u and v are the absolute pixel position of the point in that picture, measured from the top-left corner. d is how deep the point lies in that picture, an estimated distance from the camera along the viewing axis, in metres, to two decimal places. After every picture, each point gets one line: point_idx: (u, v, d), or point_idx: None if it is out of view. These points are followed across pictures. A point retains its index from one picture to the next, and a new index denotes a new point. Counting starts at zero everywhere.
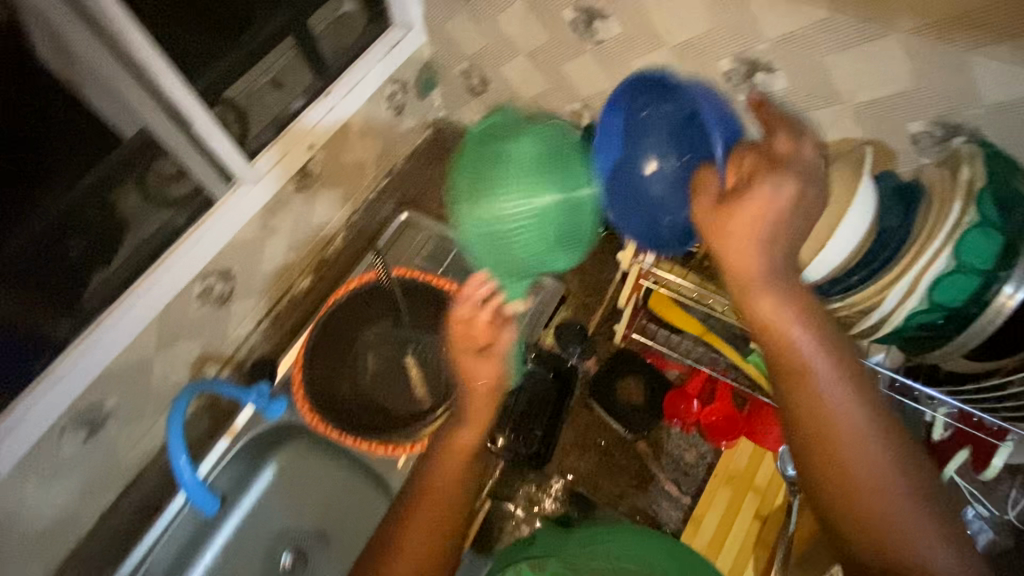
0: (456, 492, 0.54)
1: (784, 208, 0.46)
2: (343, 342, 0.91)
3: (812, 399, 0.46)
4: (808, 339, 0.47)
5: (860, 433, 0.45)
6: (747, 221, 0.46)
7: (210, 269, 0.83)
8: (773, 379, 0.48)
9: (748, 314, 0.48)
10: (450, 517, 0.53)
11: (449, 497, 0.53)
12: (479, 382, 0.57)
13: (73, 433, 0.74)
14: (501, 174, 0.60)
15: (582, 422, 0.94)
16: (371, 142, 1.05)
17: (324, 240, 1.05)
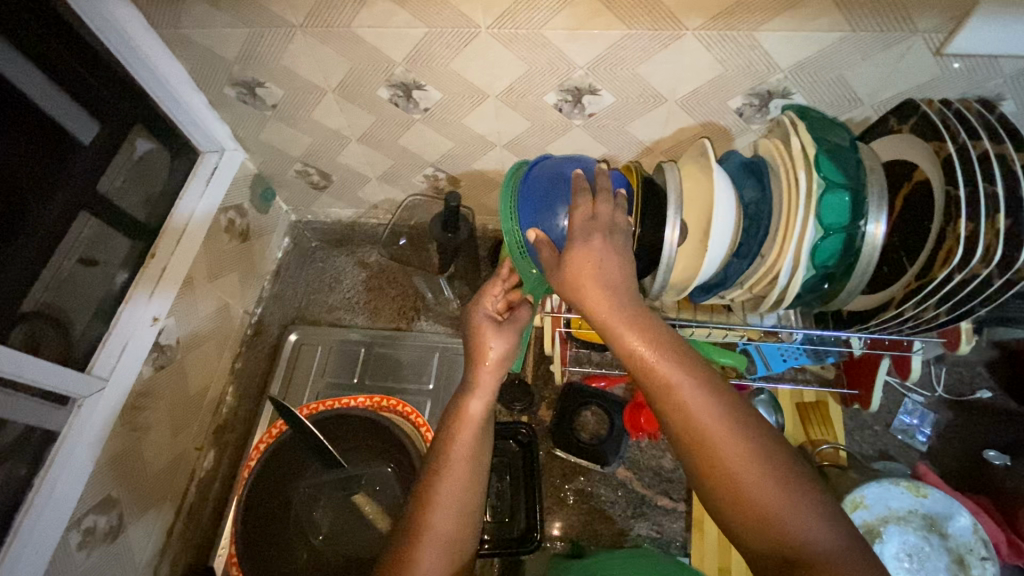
0: (452, 531, 0.54)
1: (613, 264, 0.53)
2: (277, 504, 0.80)
3: (725, 458, 0.45)
4: (694, 386, 0.47)
5: (744, 452, 0.45)
6: (591, 278, 0.52)
7: (81, 509, 0.68)
8: (684, 451, 0.48)
9: (646, 379, 0.49)
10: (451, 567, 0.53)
11: (454, 530, 0.54)
12: (491, 353, 0.64)
13: None
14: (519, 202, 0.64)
15: (555, 472, 0.90)
16: (225, 279, 0.94)
17: (213, 403, 0.93)
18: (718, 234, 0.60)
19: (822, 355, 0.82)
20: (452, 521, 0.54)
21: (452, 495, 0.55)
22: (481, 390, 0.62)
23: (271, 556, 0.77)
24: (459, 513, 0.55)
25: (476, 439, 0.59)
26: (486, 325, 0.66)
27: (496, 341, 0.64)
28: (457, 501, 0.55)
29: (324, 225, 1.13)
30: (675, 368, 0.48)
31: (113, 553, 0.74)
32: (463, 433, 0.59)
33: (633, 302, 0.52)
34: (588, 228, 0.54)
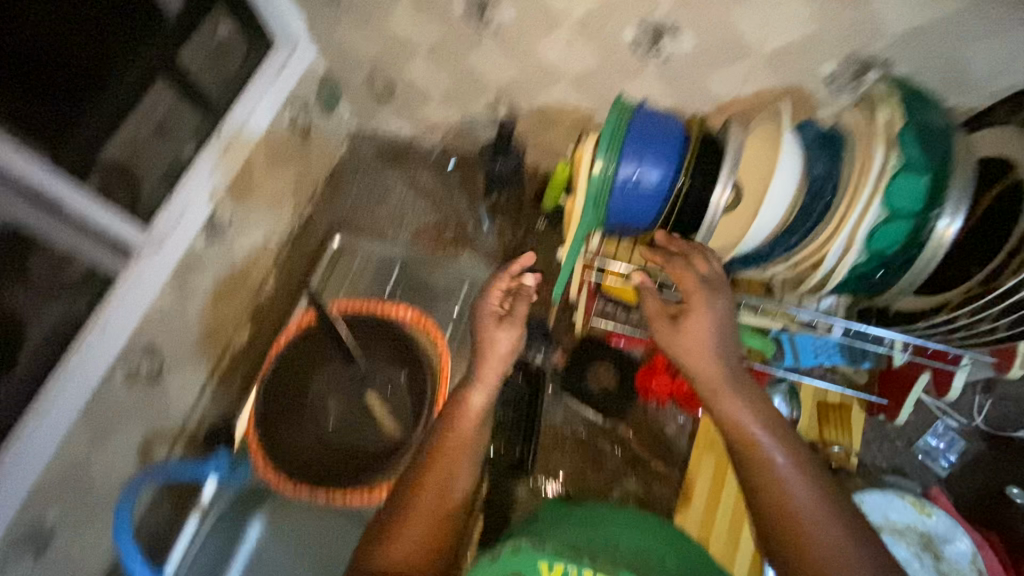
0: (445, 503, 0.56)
1: (721, 329, 0.59)
2: (295, 389, 0.85)
3: (821, 550, 0.45)
4: (786, 469, 0.49)
5: (840, 548, 0.45)
6: (696, 337, 0.58)
7: (130, 348, 0.75)
8: (770, 537, 0.48)
9: (739, 445, 0.52)
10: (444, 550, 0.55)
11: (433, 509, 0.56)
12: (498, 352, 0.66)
13: (17, 559, 0.67)
14: (621, 150, 0.61)
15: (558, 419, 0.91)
16: (282, 171, 0.98)
17: (255, 285, 0.99)
18: (772, 202, 0.57)
19: (857, 358, 0.81)
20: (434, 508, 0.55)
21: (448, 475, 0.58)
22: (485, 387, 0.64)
23: (286, 432, 0.83)
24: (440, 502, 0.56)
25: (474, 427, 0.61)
26: (497, 329, 0.68)
27: (506, 339, 0.68)
28: (443, 485, 0.57)
29: (382, 138, 1.13)
30: (778, 445, 0.51)
31: (153, 394, 0.82)
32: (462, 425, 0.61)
33: (736, 373, 0.56)
34: (707, 290, 0.60)
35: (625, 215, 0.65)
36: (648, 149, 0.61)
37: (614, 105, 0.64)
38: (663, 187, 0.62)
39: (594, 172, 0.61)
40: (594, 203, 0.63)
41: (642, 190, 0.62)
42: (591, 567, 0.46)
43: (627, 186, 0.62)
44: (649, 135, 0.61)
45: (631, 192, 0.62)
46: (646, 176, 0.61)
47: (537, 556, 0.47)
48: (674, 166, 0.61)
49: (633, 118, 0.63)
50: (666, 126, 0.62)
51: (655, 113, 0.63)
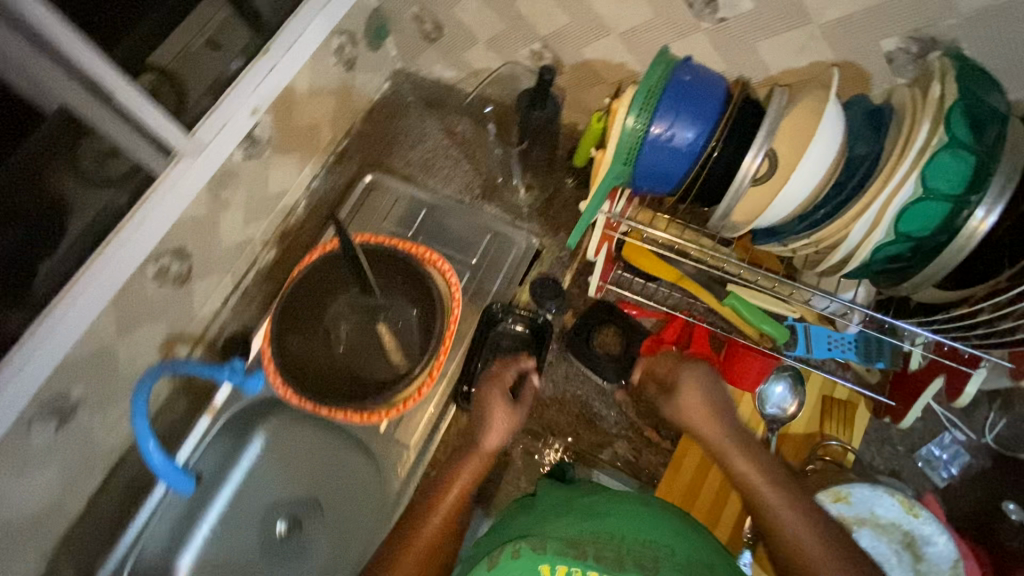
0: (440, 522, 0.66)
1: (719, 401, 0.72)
2: (311, 311, 0.89)
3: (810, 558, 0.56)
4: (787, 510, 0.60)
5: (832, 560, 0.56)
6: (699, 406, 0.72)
7: (162, 248, 0.79)
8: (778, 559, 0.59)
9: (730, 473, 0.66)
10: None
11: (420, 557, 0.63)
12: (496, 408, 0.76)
13: (43, 423, 0.73)
14: (655, 106, 0.59)
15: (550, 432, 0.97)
16: (323, 101, 0.99)
17: (285, 210, 1.02)
18: (802, 171, 0.57)
19: (872, 357, 0.79)
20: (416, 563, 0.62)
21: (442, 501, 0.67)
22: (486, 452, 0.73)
23: (300, 349, 0.87)
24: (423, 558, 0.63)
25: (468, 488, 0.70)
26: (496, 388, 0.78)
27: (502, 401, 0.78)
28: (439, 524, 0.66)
29: (424, 81, 1.13)
30: (755, 468, 0.65)
31: (179, 296, 0.86)
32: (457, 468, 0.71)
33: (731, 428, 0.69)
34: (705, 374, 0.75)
35: (652, 176, 0.63)
36: (685, 106, 0.59)
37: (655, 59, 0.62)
38: (694, 149, 0.60)
39: (625, 128, 0.60)
40: (622, 158, 0.62)
41: (674, 150, 0.60)
42: (590, 569, 0.53)
43: (658, 144, 0.60)
44: (687, 92, 0.59)
45: (662, 152, 0.61)
46: (679, 135, 0.59)
47: (537, 560, 0.53)
48: (708, 127, 0.59)
49: (674, 73, 0.61)
50: (707, 83, 0.60)
51: (697, 70, 0.61)
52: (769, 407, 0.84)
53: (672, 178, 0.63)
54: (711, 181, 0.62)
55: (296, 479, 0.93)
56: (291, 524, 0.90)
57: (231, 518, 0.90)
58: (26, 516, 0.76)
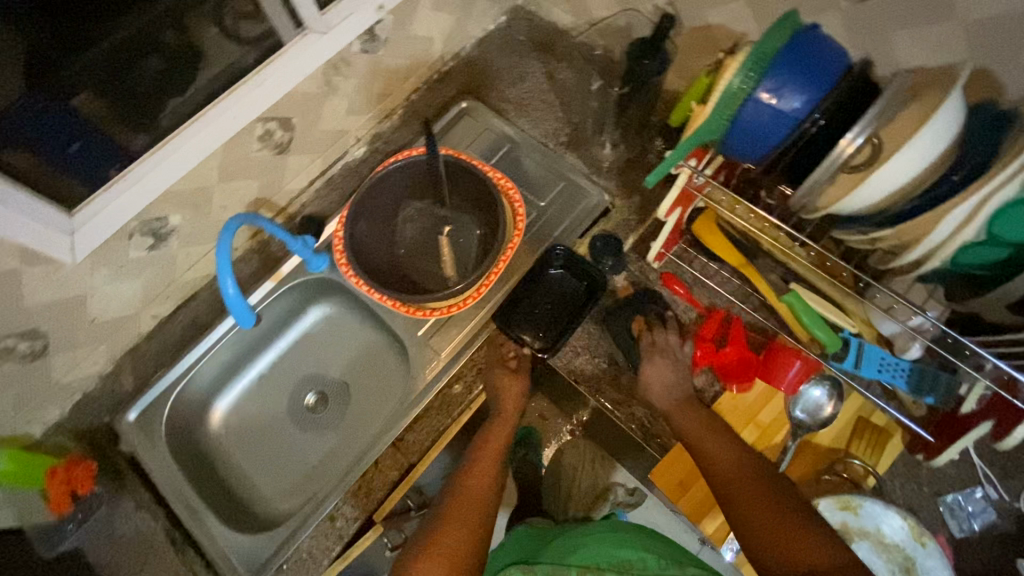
0: (485, 481, 0.82)
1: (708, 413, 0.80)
2: (387, 208, 0.95)
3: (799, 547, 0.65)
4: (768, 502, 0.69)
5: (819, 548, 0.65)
6: (683, 411, 0.81)
7: (271, 114, 0.86)
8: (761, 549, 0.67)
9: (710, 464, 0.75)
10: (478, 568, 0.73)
11: (466, 519, 0.76)
12: (506, 388, 0.91)
13: (141, 239, 0.82)
14: (766, 68, 0.59)
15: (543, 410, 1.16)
16: (444, 17, 1.03)
17: (383, 114, 1.07)
18: (904, 159, 0.56)
19: (922, 390, 0.76)
20: (465, 523, 0.76)
21: (483, 471, 0.83)
22: (504, 423, 0.89)
23: (371, 239, 0.94)
24: (471, 521, 0.76)
25: (495, 462, 0.85)
26: (504, 376, 0.91)
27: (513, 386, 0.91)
28: (486, 481, 0.82)
29: (540, 24, 1.14)
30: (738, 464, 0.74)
31: (276, 164, 0.93)
32: (486, 448, 0.87)
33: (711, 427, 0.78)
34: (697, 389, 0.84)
35: (748, 138, 0.63)
36: (798, 73, 0.58)
37: (780, 18, 0.60)
38: (795, 118, 0.60)
39: (730, 85, 0.60)
40: (719, 115, 0.61)
41: (777, 114, 0.60)
42: None
43: (760, 107, 0.60)
44: (804, 59, 0.58)
45: (759, 116, 0.60)
46: (786, 100, 0.59)
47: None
48: (814, 100, 0.59)
49: (794, 37, 0.59)
50: (830, 52, 0.59)
51: (822, 37, 0.59)
52: (798, 412, 0.84)
53: (763, 145, 0.63)
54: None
55: (332, 360, 1.04)
56: (320, 398, 1.02)
57: (271, 381, 1.03)
58: (109, 315, 0.87)
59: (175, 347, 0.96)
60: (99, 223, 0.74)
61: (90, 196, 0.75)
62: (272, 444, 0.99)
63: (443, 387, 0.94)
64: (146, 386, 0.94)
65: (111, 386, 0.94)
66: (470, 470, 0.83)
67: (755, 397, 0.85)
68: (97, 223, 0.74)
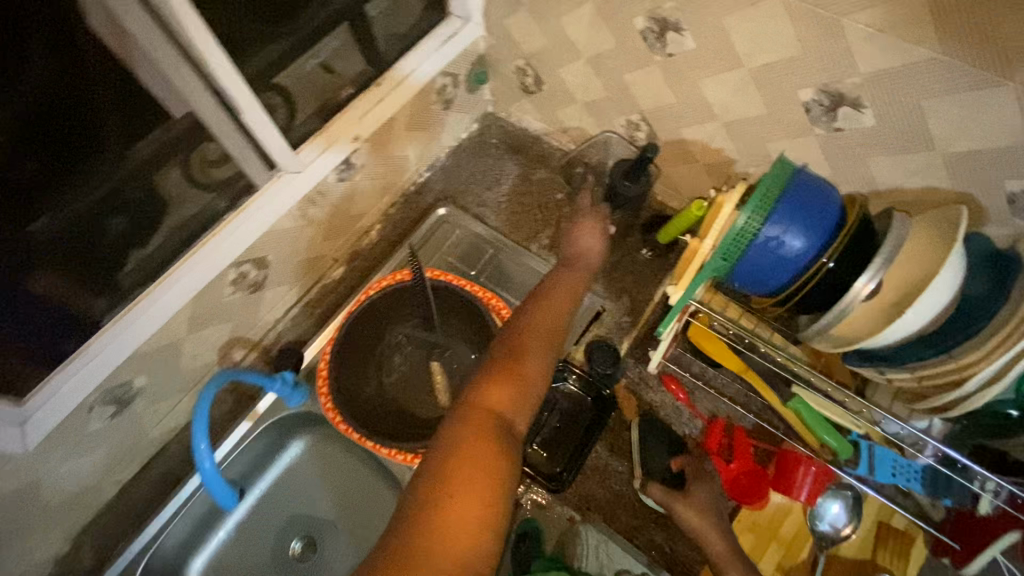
0: (555, 315, 0.67)
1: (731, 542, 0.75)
2: (371, 335, 0.91)
3: None
4: None
5: None
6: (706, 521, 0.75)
7: (245, 257, 0.81)
8: None
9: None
10: (545, 380, 0.61)
11: (544, 338, 0.64)
12: (587, 254, 0.76)
13: (102, 409, 0.74)
14: (771, 210, 0.59)
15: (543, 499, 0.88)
16: (417, 134, 1.01)
17: (360, 231, 1.03)
18: (923, 304, 0.56)
19: (937, 491, 0.74)
20: (531, 357, 0.61)
21: (551, 309, 0.67)
22: (580, 278, 0.73)
23: (355, 372, 0.88)
24: (540, 352, 0.63)
25: (564, 306, 0.68)
26: (589, 234, 0.77)
27: (595, 235, 0.78)
28: (550, 325, 0.66)
29: (512, 128, 1.15)
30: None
31: (250, 303, 0.88)
32: (552, 303, 0.68)
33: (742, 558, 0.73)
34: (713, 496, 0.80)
35: (752, 274, 0.63)
36: (799, 215, 0.59)
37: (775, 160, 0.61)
38: (799, 257, 0.60)
39: (736, 224, 0.59)
40: (724, 254, 0.61)
41: (780, 254, 0.60)
42: None
43: (764, 248, 0.60)
44: (804, 202, 0.59)
45: (763, 255, 0.61)
46: (789, 242, 0.59)
47: None
48: (817, 241, 0.60)
49: (790, 179, 0.60)
50: (826, 196, 0.60)
51: (815, 181, 0.61)
52: (822, 524, 0.81)
53: (768, 278, 0.63)
54: (817, 291, 0.62)
55: (322, 497, 0.94)
56: (307, 544, 0.91)
57: (250, 529, 0.91)
58: (65, 494, 0.77)
59: (142, 512, 0.86)
60: (52, 408, 0.66)
61: (44, 378, 0.66)
62: None
63: None
64: (107, 562, 0.83)
65: (67, 568, 0.83)
66: (543, 301, 0.68)
67: (773, 510, 0.83)
68: (46, 410, 0.66)
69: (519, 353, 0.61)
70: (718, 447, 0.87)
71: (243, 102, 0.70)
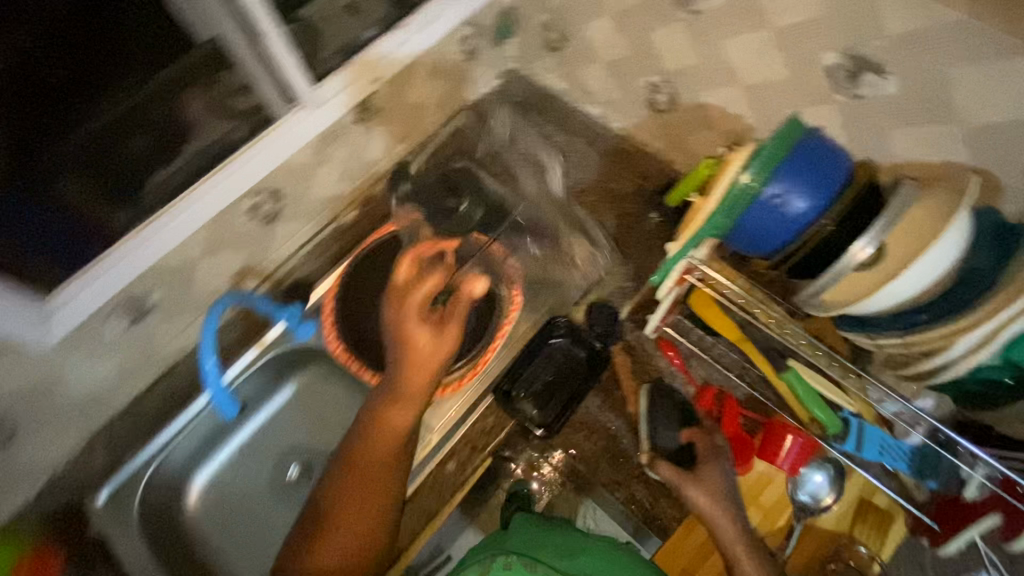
0: (386, 468, 0.69)
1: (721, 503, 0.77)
2: (377, 275, 0.93)
3: None
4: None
5: None
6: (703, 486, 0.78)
7: (261, 186, 0.83)
8: None
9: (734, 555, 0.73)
10: (390, 496, 0.69)
11: (356, 528, 0.67)
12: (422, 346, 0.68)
13: (119, 317, 0.78)
14: (776, 170, 0.60)
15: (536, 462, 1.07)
16: (438, 83, 1.01)
17: (376, 176, 1.04)
18: (916, 273, 0.58)
19: (923, 473, 0.74)
20: (371, 516, 0.68)
21: (381, 452, 0.69)
22: (408, 403, 0.69)
23: (359, 309, 0.91)
24: (376, 514, 0.68)
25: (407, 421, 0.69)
26: (416, 324, 0.68)
27: (425, 341, 0.68)
28: (376, 488, 0.68)
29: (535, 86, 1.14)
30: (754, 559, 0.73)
31: (264, 233, 0.90)
32: (384, 439, 0.69)
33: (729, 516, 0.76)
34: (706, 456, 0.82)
35: (751, 234, 0.65)
36: (803, 176, 0.60)
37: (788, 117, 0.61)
38: (799, 219, 0.61)
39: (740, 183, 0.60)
40: (725, 213, 0.62)
41: (780, 215, 0.62)
42: None
43: (765, 208, 0.62)
44: (810, 164, 0.60)
45: (762, 216, 0.62)
46: (790, 203, 0.61)
47: None
48: (819, 204, 0.61)
49: (799, 139, 0.61)
50: (834, 157, 0.61)
51: (825, 143, 0.61)
52: (802, 496, 0.82)
53: (766, 240, 0.65)
54: (809, 256, 0.64)
55: (320, 429, 0.96)
56: (302, 470, 0.94)
57: (250, 452, 0.95)
58: (81, 395, 0.82)
59: (151, 423, 0.91)
60: (76, 307, 0.72)
61: (66, 281, 0.71)
62: (252, 520, 0.92)
63: (435, 468, 0.89)
64: (117, 464, 0.88)
65: (80, 465, 0.89)
66: (380, 422, 0.69)
67: (757, 477, 0.84)
68: (71, 310, 0.71)
69: (354, 490, 0.67)
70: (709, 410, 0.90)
71: (266, 28, 0.72)
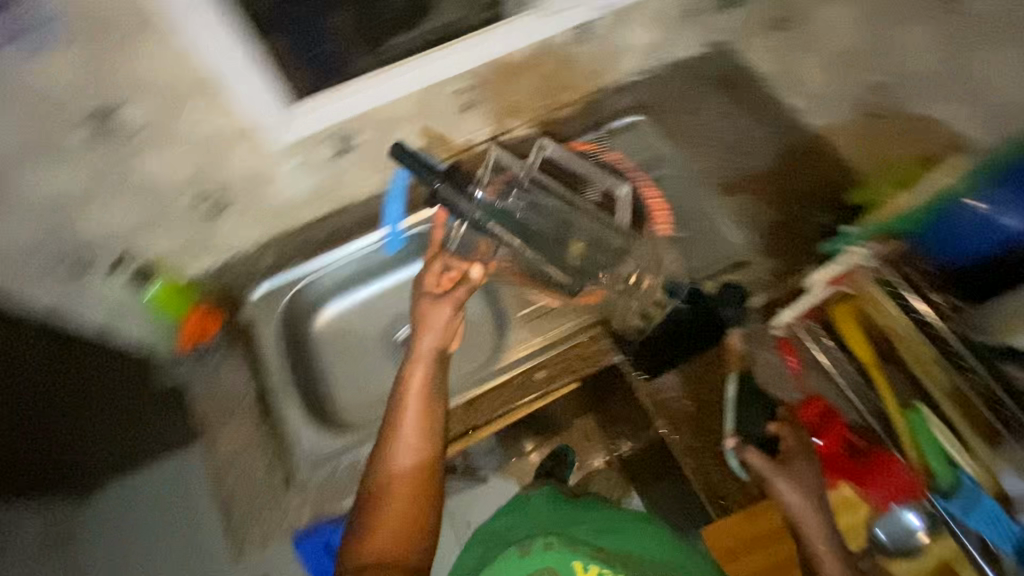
0: (420, 422, 0.73)
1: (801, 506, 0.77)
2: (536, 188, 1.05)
3: None
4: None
5: None
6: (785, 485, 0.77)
7: (476, 72, 0.94)
8: None
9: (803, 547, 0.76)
10: (432, 442, 0.73)
11: (405, 502, 0.68)
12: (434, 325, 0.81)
13: (332, 143, 0.93)
14: (993, 185, 0.75)
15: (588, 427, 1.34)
16: (651, 32, 1.05)
17: (562, 103, 1.10)
18: None
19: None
20: (406, 490, 0.69)
21: (413, 419, 0.74)
22: (424, 362, 0.78)
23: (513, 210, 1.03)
24: (415, 487, 0.69)
25: (429, 374, 0.77)
26: (429, 308, 0.82)
27: (436, 313, 0.81)
28: (418, 440, 0.72)
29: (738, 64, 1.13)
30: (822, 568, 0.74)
31: (458, 118, 1.01)
32: (410, 409, 0.74)
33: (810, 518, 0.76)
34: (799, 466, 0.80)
35: (950, 237, 0.78)
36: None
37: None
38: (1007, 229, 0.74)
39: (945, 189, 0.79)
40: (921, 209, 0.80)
41: (989, 222, 0.75)
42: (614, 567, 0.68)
43: (972, 212, 0.76)
44: None
45: (972, 217, 0.76)
46: (1003, 214, 0.74)
47: (572, 557, 0.69)
48: None
49: None
50: None
51: None
52: (879, 531, 0.85)
53: (967, 243, 0.76)
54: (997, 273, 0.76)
55: None
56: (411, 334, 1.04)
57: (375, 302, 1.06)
58: (282, 199, 0.99)
59: (313, 247, 1.05)
60: (310, 119, 0.88)
61: (305, 98, 0.88)
62: (361, 357, 1.04)
63: (528, 372, 0.93)
64: (282, 268, 1.04)
65: (252, 261, 1.05)
66: (405, 391, 0.76)
67: (842, 499, 0.87)
68: (306, 121, 0.88)
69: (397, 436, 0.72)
70: (810, 422, 0.87)
71: None
